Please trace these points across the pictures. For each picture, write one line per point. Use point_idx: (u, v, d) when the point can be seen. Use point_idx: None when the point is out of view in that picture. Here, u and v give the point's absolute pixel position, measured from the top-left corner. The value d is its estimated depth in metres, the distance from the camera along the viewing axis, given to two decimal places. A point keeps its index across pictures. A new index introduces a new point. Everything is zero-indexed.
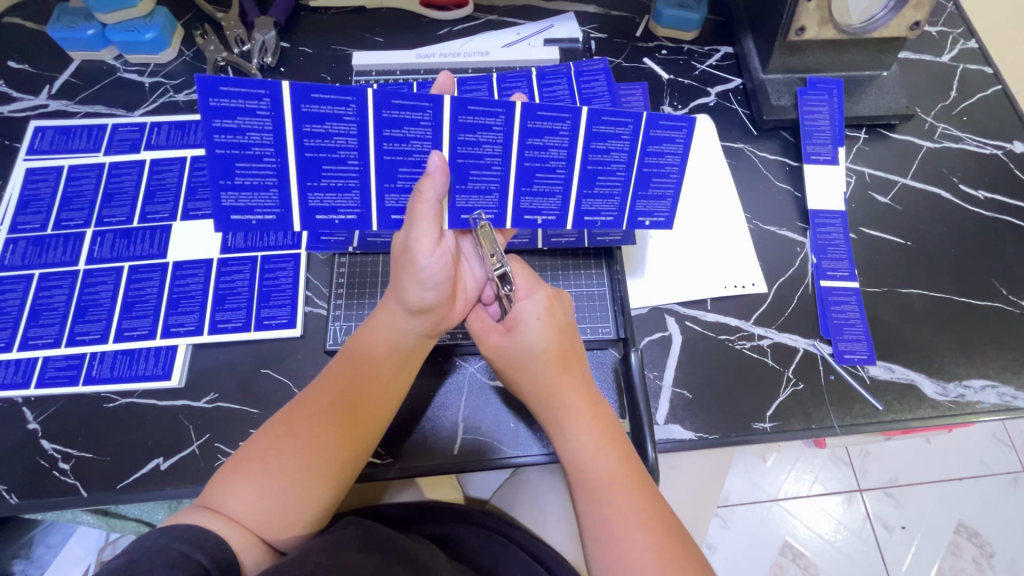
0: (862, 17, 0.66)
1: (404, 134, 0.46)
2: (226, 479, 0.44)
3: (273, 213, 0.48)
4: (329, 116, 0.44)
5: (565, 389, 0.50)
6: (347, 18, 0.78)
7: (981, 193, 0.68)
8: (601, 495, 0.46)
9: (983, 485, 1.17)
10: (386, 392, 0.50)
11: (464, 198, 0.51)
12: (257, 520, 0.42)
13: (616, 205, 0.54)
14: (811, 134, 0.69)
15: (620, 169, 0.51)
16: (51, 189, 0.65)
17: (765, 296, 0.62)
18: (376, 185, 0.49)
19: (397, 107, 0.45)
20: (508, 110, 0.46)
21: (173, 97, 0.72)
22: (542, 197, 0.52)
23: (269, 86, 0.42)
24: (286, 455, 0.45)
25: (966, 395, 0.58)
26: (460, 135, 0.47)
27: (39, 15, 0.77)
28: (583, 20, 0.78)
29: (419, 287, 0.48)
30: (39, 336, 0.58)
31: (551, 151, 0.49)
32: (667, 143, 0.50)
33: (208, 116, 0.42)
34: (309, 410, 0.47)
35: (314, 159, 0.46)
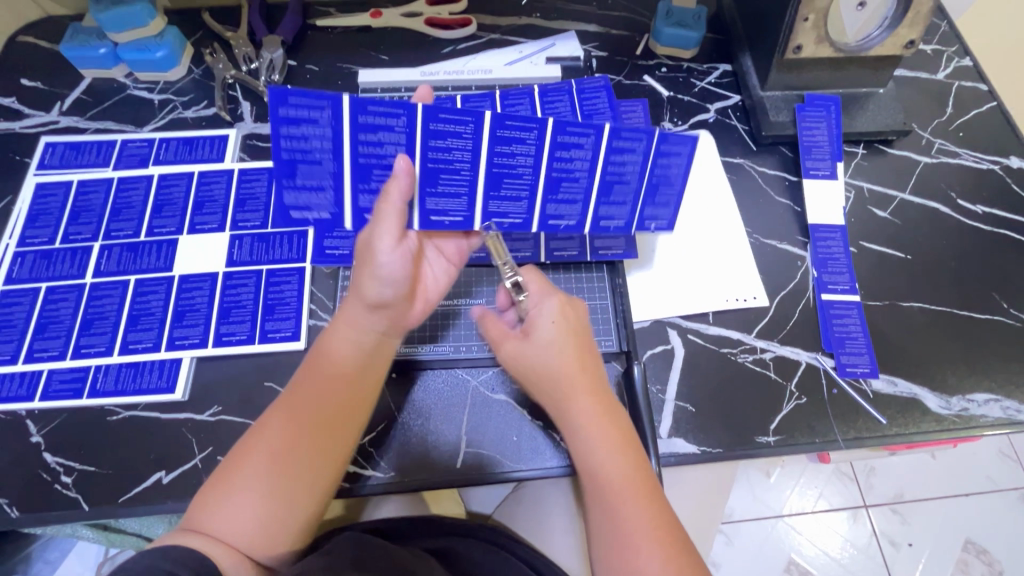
0: (857, 36, 0.67)
1: (449, 146, 0.50)
2: (208, 498, 0.45)
3: (328, 213, 0.52)
4: (381, 125, 0.48)
5: (580, 397, 0.50)
6: (353, 36, 0.79)
7: (979, 208, 0.68)
8: (616, 507, 0.46)
9: (989, 501, 1.16)
10: (359, 392, 0.50)
11: (496, 204, 0.54)
12: (245, 537, 0.44)
13: (626, 211, 0.57)
14: (810, 149, 0.69)
15: (632, 179, 0.55)
16: (59, 203, 0.66)
17: (767, 309, 0.62)
18: (419, 189, 0.52)
19: (442, 120, 0.49)
20: (541, 127, 0.51)
21: (181, 114, 0.73)
22: (564, 204, 0.56)
23: (331, 99, 0.47)
24: (260, 467, 0.45)
25: (969, 409, 0.58)
26: (497, 146, 0.51)
27: (52, 34, 0.79)
28: (584, 38, 0.80)
29: (378, 285, 0.49)
30: (45, 349, 0.58)
31: (576, 162, 0.53)
32: (673, 157, 0.54)
33: (276, 124, 0.47)
34: (281, 421, 0.47)
35: (366, 164, 0.50)
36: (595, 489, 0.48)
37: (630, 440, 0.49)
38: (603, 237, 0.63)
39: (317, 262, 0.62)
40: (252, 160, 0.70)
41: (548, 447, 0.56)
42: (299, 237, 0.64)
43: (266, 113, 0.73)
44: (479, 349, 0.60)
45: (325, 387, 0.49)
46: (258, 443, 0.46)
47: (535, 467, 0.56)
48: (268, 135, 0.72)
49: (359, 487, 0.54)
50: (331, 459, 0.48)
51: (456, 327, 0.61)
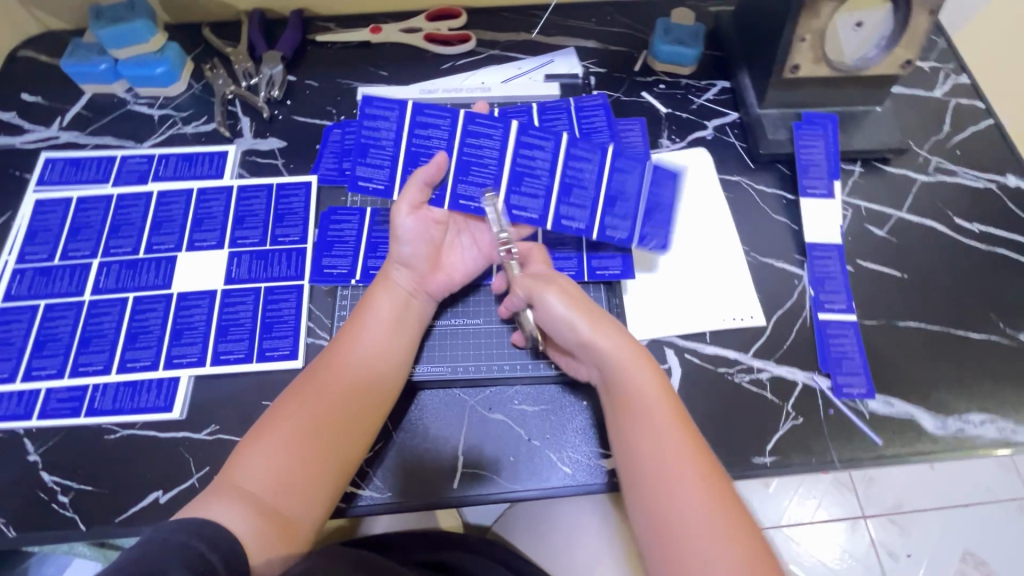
0: (855, 54, 0.67)
1: (480, 144, 0.58)
2: (238, 459, 0.46)
3: (384, 185, 0.58)
4: (432, 124, 0.58)
5: (643, 379, 0.50)
6: (353, 52, 0.80)
7: (976, 226, 0.69)
8: (672, 494, 0.46)
9: (988, 512, 1.16)
10: (389, 354, 0.53)
11: (517, 198, 0.58)
12: (273, 496, 0.45)
13: (628, 226, 0.59)
14: (807, 168, 0.70)
15: (633, 197, 0.59)
16: (59, 220, 0.67)
17: (763, 328, 0.63)
18: (452, 178, 0.58)
19: (478, 125, 0.58)
20: (558, 137, 0.58)
21: (181, 130, 0.74)
22: (576, 206, 0.59)
23: (401, 104, 0.58)
24: (293, 425, 0.48)
25: (966, 430, 0.58)
26: (521, 150, 0.58)
27: (52, 48, 0.79)
28: (582, 55, 0.80)
29: (399, 246, 0.56)
30: (43, 367, 0.58)
31: (585, 172, 0.59)
32: (674, 183, 0.60)
33: (361, 119, 0.57)
34: (319, 385, 0.50)
35: (415, 153, 0.58)
36: (651, 475, 0.47)
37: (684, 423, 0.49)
38: (600, 256, 0.64)
39: (315, 281, 0.63)
40: (251, 176, 0.70)
41: (545, 468, 0.56)
42: (298, 254, 0.64)
43: (265, 129, 0.74)
44: (476, 369, 0.60)
45: (359, 350, 0.52)
46: (292, 405, 0.49)
47: (533, 487, 0.56)
48: (267, 151, 0.72)
49: (356, 507, 0.54)
50: (362, 417, 0.50)
51: (452, 347, 0.61)
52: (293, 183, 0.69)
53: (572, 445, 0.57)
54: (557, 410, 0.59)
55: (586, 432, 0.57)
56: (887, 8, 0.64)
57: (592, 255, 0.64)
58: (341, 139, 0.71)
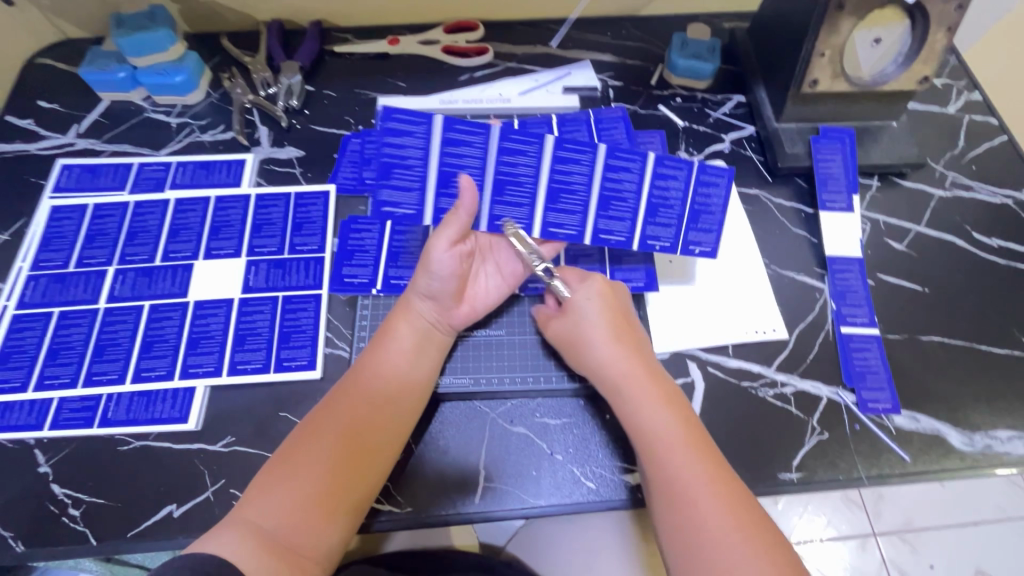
0: (873, 70, 0.68)
1: (516, 161, 0.55)
2: (256, 492, 0.45)
3: (414, 210, 0.56)
4: (464, 141, 0.54)
5: (646, 387, 0.52)
6: (370, 63, 0.80)
7: (994, 241, 0.69)
8: (685, 508, 0.46)
9: (996, 530, 1.16)
10: (411, 385, 0.53)
11: (554, 216, 0.58)
12: (289, 530, 0.43)
13: (672, 233, 0.60)
14: (826, 181, 0.70)
15: (676, 202, 0.59)
16: (74, 227, 0.66)
17: (786, 342, 0.62)
18: (488, 197, 0.56)
19: (514, 140, 0.55)
20: (595, 149, 0.56)
21: (198, 138, 0.74)
22: (615, 220, 0.59)
23: (427, 117, 0.53)
24: (314, 458, 0.47)
25: (993, 446, 0.57)
26: (557, 165, 0.56)
27: (71, 56, 0.79)
28: (599, 68, 0.81)
29: (428, 278, 0.55)
30: (55, 376, 0.57)
31: (625, 183, 0.58)
32: (712, 187, 0.60)
33: (382, 134, 0.53)
34: (338, 414, 0.50)
35: (447, 173, 0.55)
36: (664, 489, 0.47)
37: (697, 433, 0.50)
38: (623, 268, 0.64)
39: (335, 291, 0.62)
40: (268, 185, 0.70)
41: (569, 484, 0.55)
42: (316, 263, 0.64)
43: (283, 138, 0.74)
44: (499, 381, 0.59)
45: (378, 379, 0.52)
46: (314, 436, 0.48)
47: (557, 502, 0.54)
48: (285, 160, 0.72)
49: (375, 522, 0.53)
50: (384, 447, 0.50)
51: (476, 359, 0.60)
52: (312, 192, 0.69)
53: (595, 460, 0.56)
54: (580, 423, 0.58)
55: (608, 446, 0.57)
56: (906, 24, 0.64)
57: (615, 264, 0.64)
58: (360, 149, 0.71)
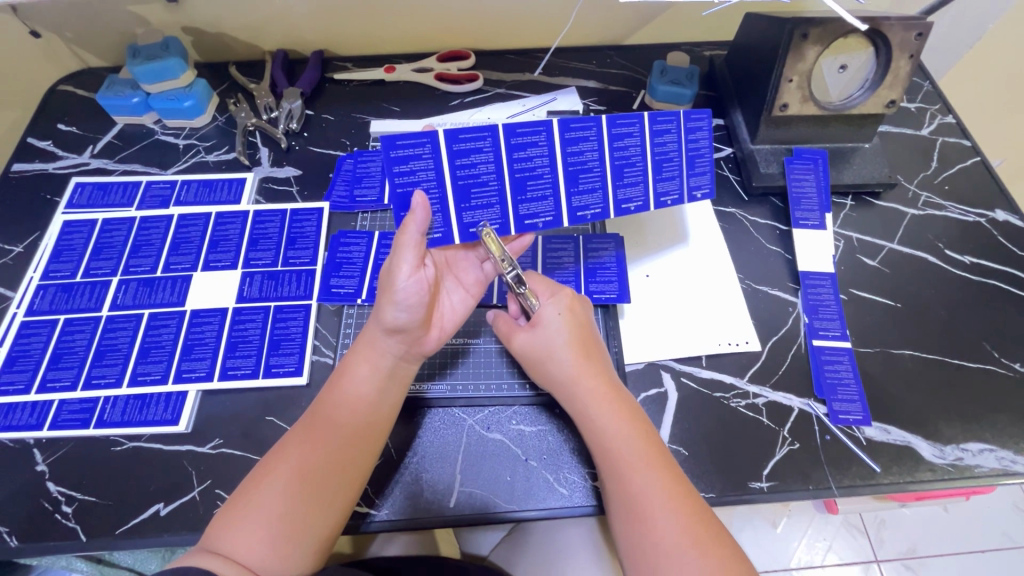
0: (839, 96, 0.71)
1: (529, 155, 0.56)
2: (225, 519, 0.46)
3: (440, 232, 0.57)
4: (473, 150, 0.54)
5: (608, 408, 0.53)
6: (367, 89, 0.85)
7: (966, 258, 0.70)
8: (646, 525, 0.47)
9: (1002, 557, 1.14)
10: (372, 424, 0.53)
11: (578, 199, 0.59)
12: (261, 558, 0.45)
13: (679, 185, 0.61)
14: (799, 201, 0.72)
15: (676, 152, 0.60)
16: (84, 240, 0.70)
17: (759, 353, 0.64)
18: (512, 199, 0.58)
19: (520, 135, 0.55)
20: (598, 123, 0.56)
21: (203, 158, 0.78)
22: (630, 186, 0.60)
23: (430, 136, 0.53)
24: (276, 491, 0.47)
25: (964, 458, 0.58)
26: (568, 148, 0.57)
27: (90, 83, 0.85)
28: (583, 93, 0.85)
29: (394, 310, 0.52)
30: (58, 379, 0.61)
31: (631, 148, 0.58)
32: (698, 132, 0.59)
33: (389, 166, 0.53)
34: (301, 443, 0.50)
35: (464, 185, 0.56)
36: (625, 506, 0.49)
37: (659, 452, 0.51)
38: (597, 280, 0.67)
39: (324, 300, 0.65)
40: (267, 202, 0.74)
41: (541, 489, 0.56)
42: (307, 276, 0.67)
43: (283, 158, 0.78)
44: (475, 389, 0.61)
45: (339, 418, 0.52)
46: (275, 470, 0.49)
47: (528, 508, 0.56)
48: (283, 179, 0.76)
49: (358, 525, 0.54)
50: (344, 485, 0.50)
51: (454, 366, 0.63)
52: (306, 209, 0.73)
53: (568, 467, 0.57)
54: (554, 431, 0.60)
55: (579, 454, 0.58)
56: (870, 51, 0.67)
57: (589, 278, 0.67)
58: (353, 169, 0.75)
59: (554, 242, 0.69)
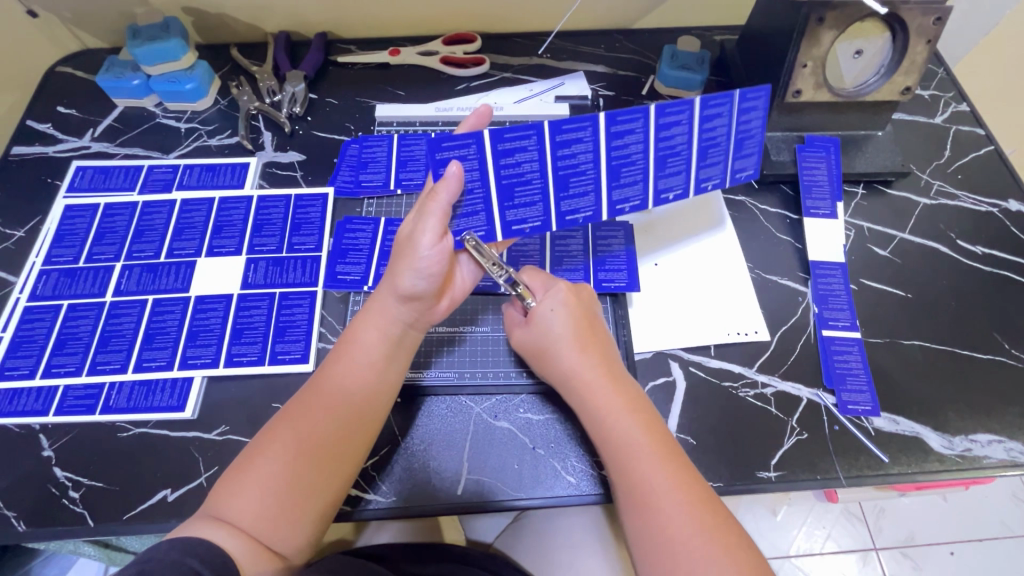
0: (855, 81, 0.70)
1: (573, 152, 0.55)
2: (230, 482, 0.47)
3: (483, 230, 0.57)
4: (518, 148, 0.53)
5: (607, 397, 0.53)
6: (372, 73, 0.84)
7: (979, 248, 0.70)
8: (653, 509, 0.47)
9: (1001, 547, 1.14)
10: (377, 393, 0.52)
11: (619, 192, 0.59)
12: (263, 524, 0.45)
13: (720, 169, 0.61)
14: (810, 189, 0.71)
15: (723, 137, 0.59)
16: (86, 224, 0.69)
17: (768, 343, 0.63)
18: (555, 195, 0.58)
19: (567, 131, 0.54)
20: (645, 113, 0.55)
21: (206, 142, 0.77)
22: (672, 175, 0.60)
23: (475, 136, 0.52)
24: (281, 457, 0.47)
25: (973, 449, 0.58)
26: (613, 142, 0.56)
27: (89, 65, 0.83)
28: (592, 78, 0.83)
29: (412, 275, 0.51)
30: (62, 364, 0.60)
31: (677, 136, 0.57)
32: (752, 111, 0.58)
33: (435, 166, 0.53)
34: (310, 414, 0.49)
35: (508, 184, 0.55)
36: (628, 491, 0.49)
37: (661, 437, 0.51)
38: (606, 269, 0.66)
39: (329, 287, 0.65)
40: (270, 187, 0.73)
41: (549, 477, 0.56)
42: (312, 262, 0.67)
43: (286, 143, 0.77)
44: (483, 376, 0.61)
45: (342, 386, 0.51)
46: (282, 435, 0.48)
47: (535, 496, 0.56)
48: (287, 164, 0.75)
49: (362, 512, 0.54)
50: (350, 454, 0.49)
51: (462, 355, 0.62)
52: (311, 195, 0.72)
53: (575, 455, 0.57)
54: (562, 419, 0.59)
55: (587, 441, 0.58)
56: (886, 36, 0.65)
57: (598, 266, 0.66)
58: (359, 154, 0.74)
59: (562, 230, 0.69)
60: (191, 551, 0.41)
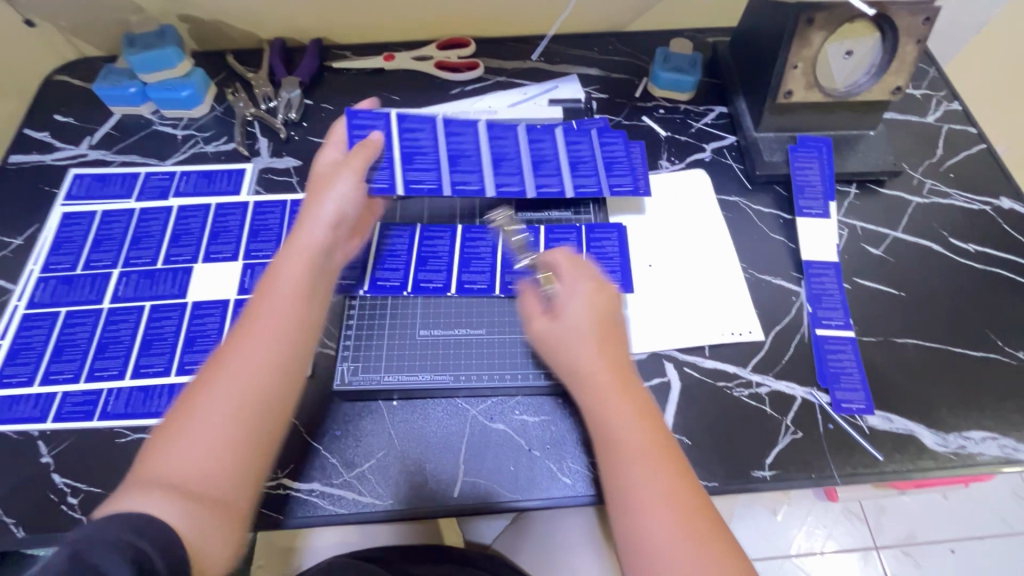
0: (845, 82, 0.70)
1: (461, 140, 0.68)
2: (157, 449, 0.44)
3: (386, 183, 0.64)
4: (417, 130, 0.67)
5: (615, 403, 0.51)
6: (367, 78, 0.84)
7: (971, 246, 0.70)
8: (639, 516, 0.47)
9: (1002, 544, 1.14)
10: (296, 333, 0.50)
11: (502, 177, 0.68)
12: (204, 486, 0.43)
13: (594, 181, 0.68)
14: (803, 189, 0.72)
15: (589, 157, 0.69)
16: (83, 232, 0.70)
17: (762, 343, 0.64)
18: (445, 168, 0.67)
19: (455, 126, 0.69)
20: (517, 126, 0.70)
21: (202, 148, 0.78)
22: (549, 176, 0.68)
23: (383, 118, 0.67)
24: (212, 414, 0.45)
25: (967, 446, 0.58)
26: (494, 138, 0.69)
27: (86, 73, 0.84)
28: (586, 81, 0.84)
29: (331, 210, 0.57)
30: (60, 371, 0.61)
31: (546, 146, 0.70)
32: (613, 146, 0.70)
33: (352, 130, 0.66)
34: (224, 368, 0.47)
35: (407, 151, 0.66)
36: (618, 494, 0.49)
37: (665, 447, 0.50)
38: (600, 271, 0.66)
39: (325, 292, 0.64)
40: (266, 193, 0.74)
41: (544, 479, 0.57)
42: None
43: (282, 149, 0.77)
44: (478, 378, 0.61)
45: (258, 333, 0.49)
46: (211, 393, 0.46)
47: (531, 498, 0.56)
48: (282, 169, 0.76)
49: (359, 515, 0.55)
50: (280, 398, 0.48)
51: (457, 357, 0.62)
52: None
53: (571, 457, 0.58)
54: (558, 421, 0.60)
55: (584, 444, 0.58)
56: (876, 37, 0.66)
57: None
58: None
59: (557, 232, 0.69)
60: (129, 526, 0.39)
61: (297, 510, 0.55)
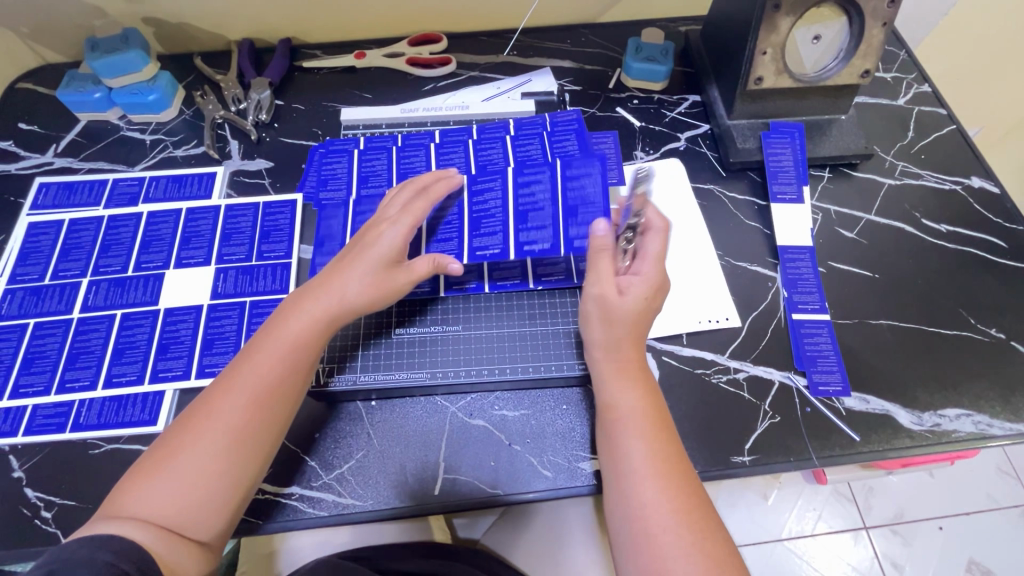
0: (815, 66, 0.70)
1: (412, 159, 0.73)
2: (138, 480, 0.46)
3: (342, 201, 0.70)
4: (373, 153, 0.73)
5: (625, 386, 0.53)
6: (338, 76, 0.83)
7: (943, 227, 0.71)
8: (629, 495, 0.47)
9: (988, 519, 1.16)
10: (289, 380, 0.51)
11: None
12: (182, 522, 0.44)
13: None
14: (776, 175, 0.72)
15: (538, 156, 0.72)
16: (50, 241, 0.68)
17: (740, 329, 0.64)
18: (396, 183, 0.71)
19: (410, 145, 0.74)
20: (468, 134, 0.75)
21: (171, 153, 0.76)
22: None
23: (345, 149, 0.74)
24: (193, 457, 0.46)
25: (942, 424, 0.59)
26: (443, 152, 0.73)
27: (50, 80, 0.82)
28: (559, 73, 0.83)
29: (355, 276, 0.55)
30: (29, 384, 0.59)
31: (494, 153, 0.73)
32: (566, 142, 0.73)
33: (323, 156, 0.74)
34: (217, 407, 0.48)
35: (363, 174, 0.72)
36: (613, 472, 0.50)
37: (663, 428, 0.51)
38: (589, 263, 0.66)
39: None
40: (238, 196, 0.73)
41: (525, 473, 0.56)
42: (282, 269, 0.66)
43: (253, 151, 0.76)
44: (455, 376, 0.60)
45: (255, 374, 0.50)
46: (192, 431, 0.47)
47: (513, 492, 0.56)
48: (254, 171, 0.75)
49: (339, 516, 0.54)
50: (264, 441, 0.49)
51: (435, 355, 0.62)
52: (280, 201, 0.71)
53: (552, 450, 0.58)
54: (537, 414, 0.59)
55: (565, 437, 0.58)
56: (843, 20, 0.66)
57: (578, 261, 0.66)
58: (321, 161, 0.73)
59: None
60: (104, 545, 0.41)
61: (276, 515, 0.54)
